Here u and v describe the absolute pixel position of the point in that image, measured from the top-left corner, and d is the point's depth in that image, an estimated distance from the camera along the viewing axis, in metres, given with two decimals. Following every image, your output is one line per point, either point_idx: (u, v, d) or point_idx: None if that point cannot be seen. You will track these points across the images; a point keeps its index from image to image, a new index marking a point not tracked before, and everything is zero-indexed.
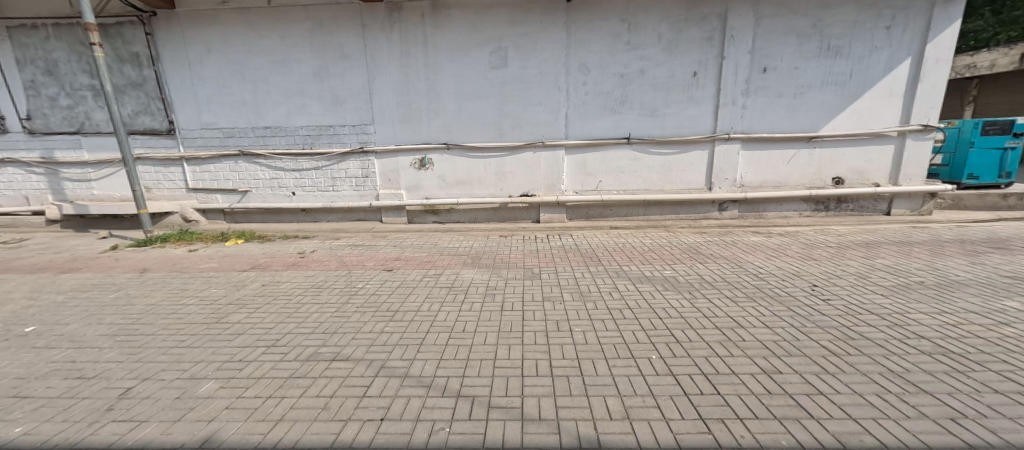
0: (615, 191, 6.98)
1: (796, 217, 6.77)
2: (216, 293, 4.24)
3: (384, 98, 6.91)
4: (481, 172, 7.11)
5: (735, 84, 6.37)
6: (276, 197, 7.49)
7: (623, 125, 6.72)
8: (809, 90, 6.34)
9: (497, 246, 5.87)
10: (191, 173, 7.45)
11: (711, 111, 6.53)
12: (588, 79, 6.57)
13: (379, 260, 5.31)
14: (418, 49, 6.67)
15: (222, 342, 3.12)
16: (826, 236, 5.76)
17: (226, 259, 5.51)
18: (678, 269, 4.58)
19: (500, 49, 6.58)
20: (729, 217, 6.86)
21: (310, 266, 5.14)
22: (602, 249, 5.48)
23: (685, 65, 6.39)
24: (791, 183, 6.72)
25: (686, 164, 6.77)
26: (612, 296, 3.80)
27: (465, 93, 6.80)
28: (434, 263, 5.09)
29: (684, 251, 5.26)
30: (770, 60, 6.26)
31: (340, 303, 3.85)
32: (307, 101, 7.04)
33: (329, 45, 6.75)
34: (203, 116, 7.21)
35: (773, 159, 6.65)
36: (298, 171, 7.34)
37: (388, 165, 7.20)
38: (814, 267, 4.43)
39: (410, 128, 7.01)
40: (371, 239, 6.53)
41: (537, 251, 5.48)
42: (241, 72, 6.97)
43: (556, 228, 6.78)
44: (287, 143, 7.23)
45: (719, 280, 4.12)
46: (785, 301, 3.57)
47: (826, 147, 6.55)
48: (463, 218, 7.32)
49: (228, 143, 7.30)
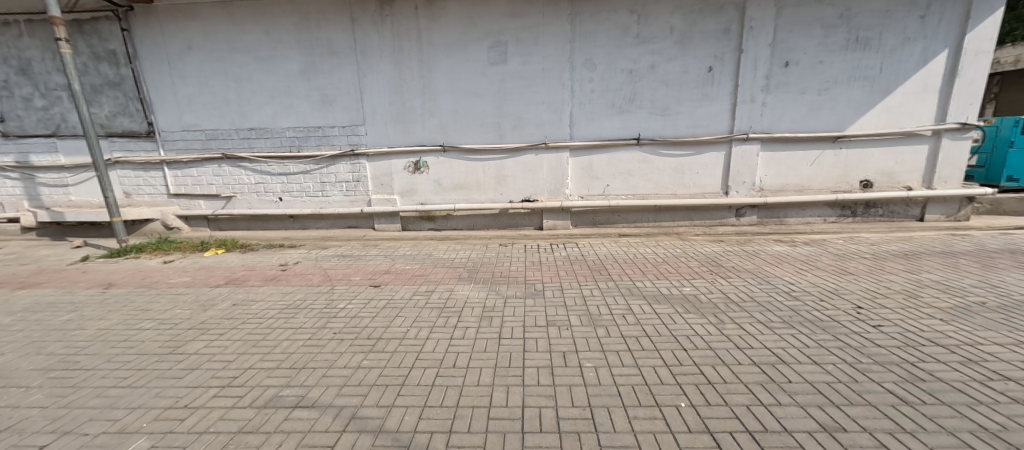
0: (624, 196, 6.49)
1: (820, 223, 6.26)
2: (180, 314, 3.78)
3: (376, 96, 6.45)
4: (480, 176, 6.64)
5: (754, 80, 5.87)
6: (262, 203, 7.05)
7: (632, 124, 6.23)
8: (836, 86, 5.83)
9: (497, 256, 5.39)
10: (172, 177, 7.03)
11: (728, 109, 6.04)
12: (594, 76, 6.10)
13: (367, 274, 4.84)
14: (411, 45, 6.21)
15: (169, 382, 2.65)
16: (857, 246, 5.24)
17: (201, 272, 5.05)
18: (699, 285, 4.08)
19: (499, 43, 6.11)
20: (746, 224, 6.37)
21: (291, 280, 4.68)
22: (611, 261, 4.99)
23: (699, 60, 5.91)
24: (814, 187, 6.21)
25: (700, 167, 6.28)
26: (626, 320, 3.32)
27: (462, 92, 6.34)
28: (426, 278, 4.62)
29: (703, 263, 4.75)
30: (792, 53, 5.76)
31: (315, 327, 3.39)
32: (293, 101, 6.58)
33: (317, 41, 6.31)
34: (184, 117, 6.77)
35: (795, 161, 6.14)
36: (285, 175, 6.88)
37: (381, 169, 6.75)
38: (853, 283, 3.91)
39: (404, 129, 6.55)
40: (361, 249, 6.07)
41: (540, 263, 5.00)
42: (224, 70, 6.54)
43: (560, 236, 6.30)
44: (273, 146, 6.78)
45: (746, 300, 3.63)
46: (828, 327, 3.08)
47: (853, 147, 6.04)
48: (461, 225, 6.86)
49: (211, 146, 6.86)
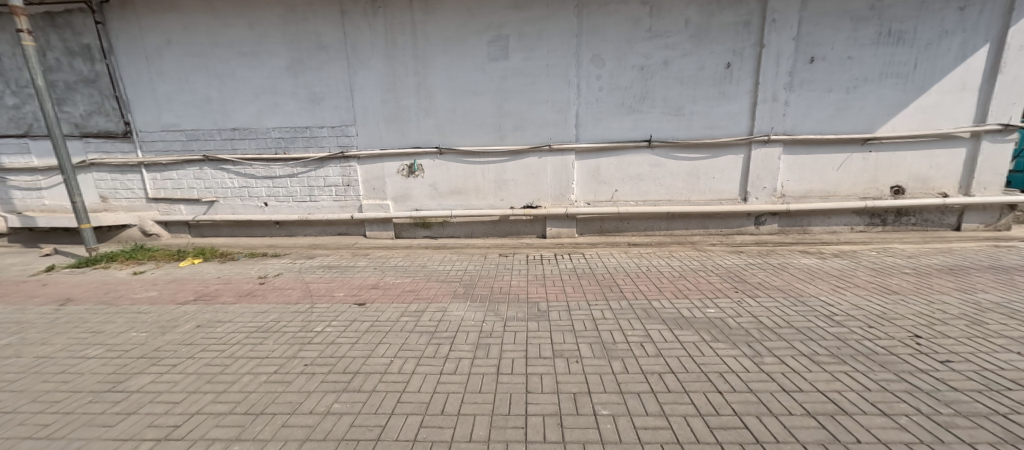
0: (634, 202, 6.03)
1: (846, 232, 5.79)
2: (133, 338, 3.31)
3: (367, 95, 6.00)
4: (479, 180, 6.19)
5: (776, 78, 5.41)
6: (246, 207, 6.60)
7: (643, 125, 5.77)
8: (865, 84, 5.37)
9: (496, 269, 4.92)
10: (151, 181, 6.60)
11: (748, 109, 5.57)
12: (602, 73, 5.64)
13: (352, 289, 4.37)
14: (405, 40, 5.77)
15: (97, 432, 2.19)
16: (893, 259, 4.76)
17: (171, 286, 4.60)
18: (725, 305, 3.60)
19: (499, 37, 5.66)
20: (767, 233, 5.90)
21: (268, 296, 4.21)
22: (622, 275, 4.50)
23: (716, 55, 5.45)
24: (841, 192, 5.73)
25: (716, 171, 5.82)
26: (645, 351, 2.85)
27: (460, 90, 5.89)
28: (418, 294, 4.14)
29: (725, 279, 4.27)
30: (818, 48, 5.30)
31: (285, 357, 2.92)
32: (279, 99, 6.13)
33: (304, 35, 5.87)
34: (163, 117, 6.33)
35: (820, 165, 5.67)
36: (271, 178, 6.43)
37: (372, 173, 6.30)
38: (903, 306, 3.43)
39: (398, 130, 6.10)
40: (349, 259, 5.61)
41: (544, 277, 4.53)
42: (205, 66, 6.10)
43: (565, 246, 5.84)
44: (257, 147, 6.33)
45: (783, 325, 3.15)
46: (887, 364, 2.59)
47: (884, 150, 5.57)
48: (458, 232, 6.40)
49: (191, 147, 6.41)
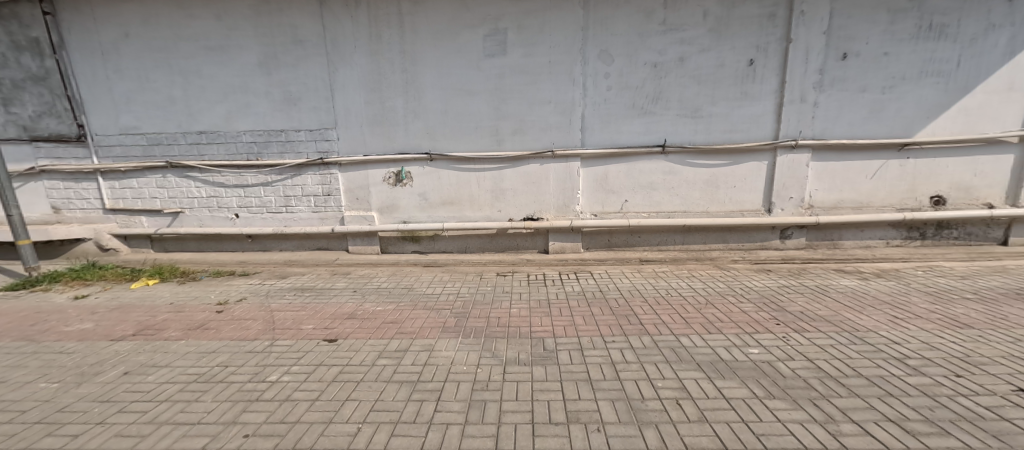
0: (646, 213, 5.46)
1: (880, 247, 5.24)
2: (38, 393, 2.64)
3: (349, 94, 5.38)
4: (474, 190, 5.58)
5: (805, 76, 4.86)
6: (215, 220, 5.93)
7: (656, 129, 5.19)
8: (903, 83, 4.83)
9: (493, 293, 4.29)
10: (109, 190, 5.93)
11: (773, 111, 5.01)
12: (611, 70, 5.07)
13: (325, 318, 3.72)
14: (391, 33, 5.17)
15: None
16: (945, 280, 4.18)
17: (112, 315, 3.93)
18: (770, 343, 2.98)
19: (497, 31, 5.08)
20: (793, 248, 5.33)
21: (222, 329, 3.54)
22: (639, 301, 3.89)
23: (738, 51, 4.89)
24: (875, 203, 5.18)
25: (738, 179, 5.25)
26: (685, 414, 2.23)
27: (452, 89, 5.29)
28: (401, 327, 3.50)
29: (761, 306, 3.67)
30: (852, 43, 4.76)
31: (221, 424, 2.26)
32: (251, 99, 5.49)
33: (279, 28, 5.26)
34: (122, 119, 5.68)
35: (852, 173, 5.11)
36: (242, 187, 5.78)
37: (356, 181, 5.67)
38: (986, 345, 2.83)
39: (383, 133, 5.48)
40: (327, 278, 4.96)
41: (549, 303, 3.91)
42: (168, 62, 5.46)
43: (570, 263, 5.24)
44: (226, 153, 5.68)
45: (849, 374, 2.55)
46: (1007, 436, 1.98)
47: (922, 156, 5.03)
48: (451, 247, 5.79)
49: (153, 152, 5.75)
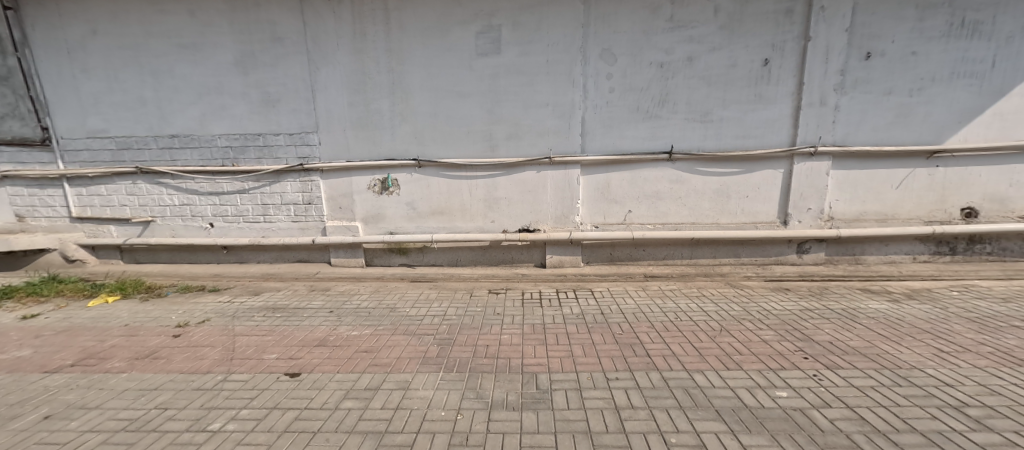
0: (651, 225, 5.05)
1: (907, 263, 4.82)
2: None
3: (332, 96, 5.00)
4: (465, 199, 5.18)
5: (825, 77, 4.47)
6: (188, 229, 5.54)
7: (662, 134, 4.79)
8: (932, 85, 4.44)
9: (483, 315, 3.87)
10: (75, 197, 5.55)
11: (790, 115, 4.61)
12: (614, 71, 4.68)
13: (292, 345, 3.31)
14: (377, 30, 4.80)
15: None
16: (985, 303, 3.76)
17: (57, 339, 3.51)
18: (800, 384, 2.55)
19: (490, 28, 4.70)
20: (811, 263, 4.92)
21: (173, 359, 3.12)
22: (646, 326, 3.47)
23: (752, 50, 4.50)
24: (901, 215, 4.76)
25: (751, 188, 4.85)
26: None
27: (442, 90, 4.90)
28: (374, 358, 3.07)
29: (784, 334, 3.24)
30: (876, 42, 4.37)
31: None
32: (226, 101, 5.10)
33: (256, 24, 4.88)
34: (89, 121, 5.30)
35: (876, 182, 4.71)
36: (217, 194, 5.39)
37: (338, 188, 5.27)
38: None
39: (368, 138, 5.09)
40: (304, 296, 4.55)
41: (545, 329, 3.49)
42: (138, 61, 5.09)
43: (569, 279, 4.83)
44: (200, 158, 5.29)
45: (901, 429, 2.12)
46: None
47: (953, 165, 4.62)
48: (440, 260, 5.38)
49: (122, 157, 5.36)
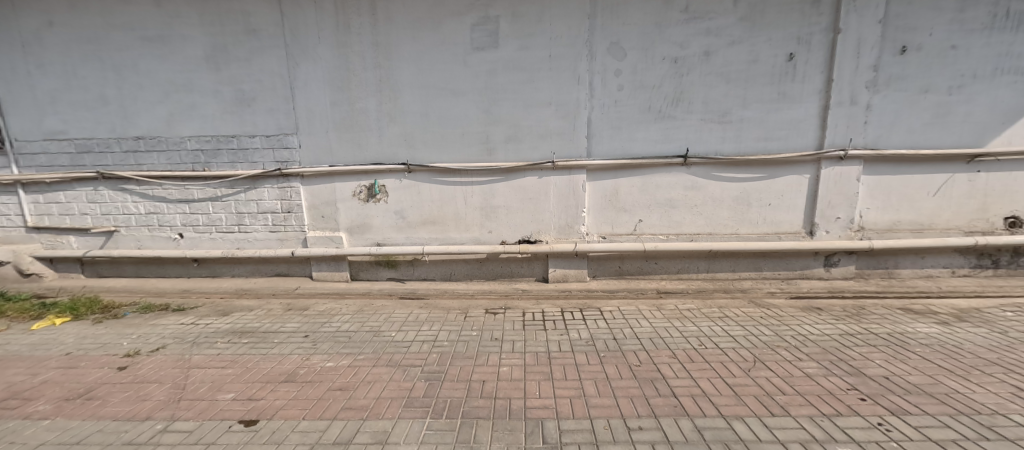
0: (663, 236, 4.60)
1: (945, 277, 4.39)
2: None
3: (313, 94, 4.55)
4: (460, 207, 4.73)
5: (856, 73, 4.06)
6: (155, 241, 5.04)
7: (677, 135, 4.36)
8: (973, 82, 4.04)
9: (479, 340, 3.40)
10: (31, 205, 5.05)
11: (817, 115, 4.19)
12: (623, 66, 4.26)
13: (254, 381, 2.82)
14: (362, 22, 4.35)
15: None
16: None
17: None
18: (868, 438, 2.06)
19: (487, 20, 4.27)
20: (840, 278, 4.49)
21: (109, 401, 2.62)
22: (667, 356, 3.00)
23: (775, 43, 4.09)
24: (938, 225, 4.35)
25: (773, 195, 4.42)
26: None
27: (435, 88, 4.46)
28: (349, 399, 2.58)
29: (829, 366, 2.78)
30: (913, 34, 3.97)
31: None
32: (197, 100, 4.64)
33: (229, 15, 4.43)
34: (46, 121, 4.81)
35: (911, 189, 4.29)
36: (187, 202, 4.90)
37: (321, 196, 4.80)
38: None
39: (352, 140, 4.64)
40: (278, 316, 4.07)
41: (551, 359, 3.02)
42: (99, 56, 4.62)
43: (575, 296, 4.37)
44: (168, 162, 4.81)
45: None
46: None
47: (996, 170, 4.21)
48: (433, 273, 4.92)
49: (82, 161, 4.86)
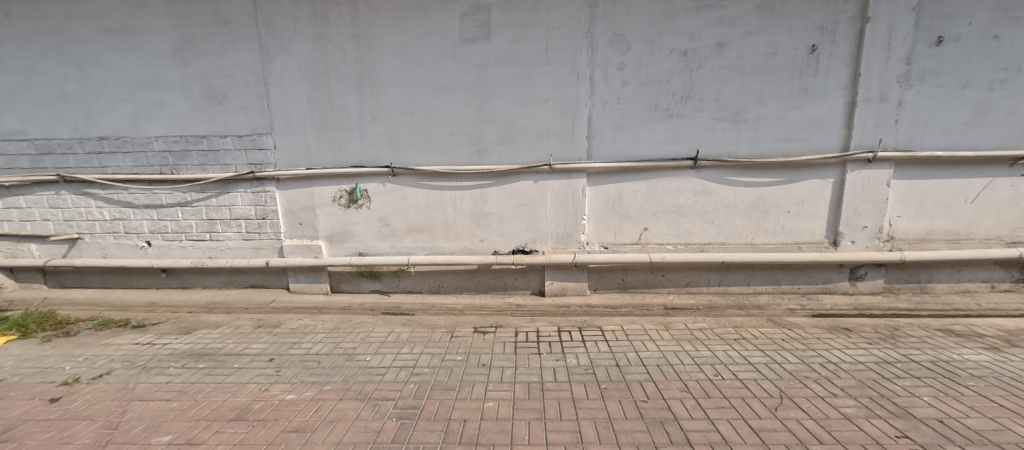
0: (670, 245, 4.20)
1: (985, 293, 3.97)
2: None
3: (289, 91, 4.18)
4: (448, 213, 4.34)
5: (886, 67, 3.65)
6: (121, 249, 4.68)
7: (686, 135, 3.96)
8: (1018, 76, 3.62)
9: (464, 366, 3.01)
10: None
11: (841, 113, 3.78)
12: (627, 59, 3.86)
13: (198, 420, 2.42)
14: (341, 11, 3.98)
15: None
16: None
17: None
18: None
19: (477, 9, 3.88)
20: (866, 293, 4.07)
21: (25, 443, 2.23)
22: (679, 389, 2.59)
23: (796, 34, 3.68)
24: (976, 235, 3.93)
25: (792, 201, 4.01)
26: None
27: (420, 84, 4.09)
28: (304, 444, 2.19)
29: (870, 405, 2.37)
30: (950, 23, 3.56)
31: None
32: (164, 97, 4.28)
33: (198, 5, 4.07)
34: (3, 120, 4.46)
35: (946, 195, 3.88)
36: (154, 207, 4.55)
37: (298, 201, 4.43)
38: None
39: (332, 140, 4.26)
40: (246, 334, 3.69)
41: (544, 392, 2.62)
42: (60, 49, 4.27)
43: (574, 312, 3.97)
44: (134, 164, 4.45)
45: None
46: None
47: None
48: (420, 285, 4.53)
49: (42, 163, 4.51)
